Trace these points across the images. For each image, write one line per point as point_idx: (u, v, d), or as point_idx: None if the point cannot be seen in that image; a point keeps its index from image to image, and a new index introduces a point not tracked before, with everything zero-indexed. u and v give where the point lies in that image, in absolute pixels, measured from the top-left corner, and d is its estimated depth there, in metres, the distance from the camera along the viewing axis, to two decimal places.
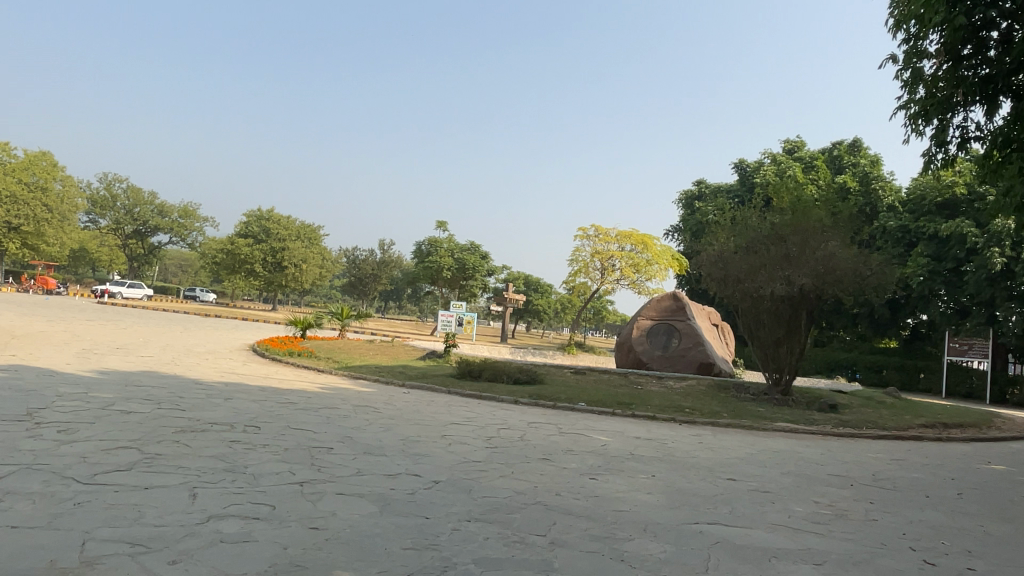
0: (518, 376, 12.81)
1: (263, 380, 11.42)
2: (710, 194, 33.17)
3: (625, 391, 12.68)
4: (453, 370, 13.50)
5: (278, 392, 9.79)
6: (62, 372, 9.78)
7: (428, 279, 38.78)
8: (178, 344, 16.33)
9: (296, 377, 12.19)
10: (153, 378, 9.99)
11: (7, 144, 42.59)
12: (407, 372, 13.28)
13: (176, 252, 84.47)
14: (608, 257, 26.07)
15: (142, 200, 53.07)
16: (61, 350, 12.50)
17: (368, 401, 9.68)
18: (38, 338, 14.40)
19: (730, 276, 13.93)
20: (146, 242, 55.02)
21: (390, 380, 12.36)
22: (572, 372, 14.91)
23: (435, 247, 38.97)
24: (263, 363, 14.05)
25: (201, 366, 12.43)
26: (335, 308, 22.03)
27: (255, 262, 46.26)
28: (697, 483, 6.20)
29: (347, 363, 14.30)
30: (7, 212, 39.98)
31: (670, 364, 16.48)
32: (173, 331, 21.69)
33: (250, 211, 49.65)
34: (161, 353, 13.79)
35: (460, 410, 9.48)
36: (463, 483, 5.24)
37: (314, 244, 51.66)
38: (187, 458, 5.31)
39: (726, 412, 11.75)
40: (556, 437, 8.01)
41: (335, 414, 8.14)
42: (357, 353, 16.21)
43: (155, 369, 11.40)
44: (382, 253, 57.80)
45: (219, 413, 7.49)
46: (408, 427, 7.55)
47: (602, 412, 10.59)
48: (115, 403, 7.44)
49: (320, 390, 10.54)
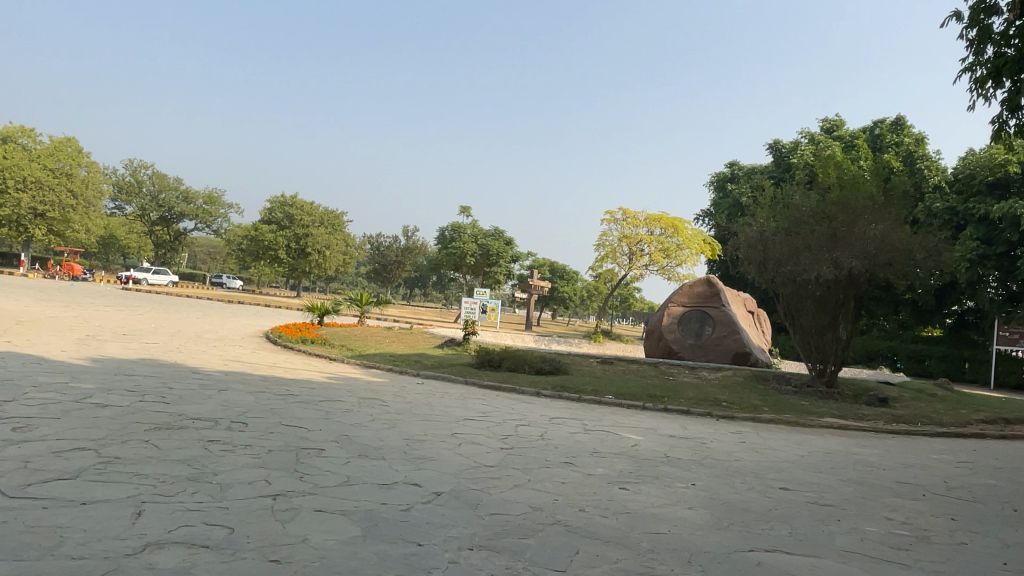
0: (541, 366, 11.96)
1: (268, 369, 10.72)
2: (744, 176, 31.97)
3: (656, 383, 11.76)
4: (472, 359, 12.71)
5: (280, 382, 9.06)
6: (52, 360, 9.14)
7: (451, 266, 38.07)
8: (189, 331, 15.76)
9: (304, 365, 11.48)
10: (148, 367, 9.31)
11: (32, 129, 42.81)
12: (423, 361, 12.52)
13: (204, 240, 85.05)
14: (638, 242, 25.02)
15: (168, 186, 53.05)
16: (63, 336, 11.96)
17: (376, 392, 8.91)
18: (43, 324, 13.90)
19: (770, 259, 13.00)
20: (171, 228, 55.14)
21: (404, 370, 11.60)
22: (599, 361, 14.01)
23: (459, 233, 38.24)
24: (273, 351, 13.39)
25: (205, 354, 11.78)
26: (353, 294, 21.37)
27: (278, 248, 45.97)
28: (745, 495, 5.30)
29: (361, 351, 13.57)
30: (33, 198, 40.13)
31: (703, 354, 15.53)
32: (190, 317, 21.23)
33: (274, 197, 49.35)
34: (168, 340, 13.18)
35: (476, 404, 8.66)
36: (470, 496, 4.41)
37: (338, 231, 51.26)
38: (147, 462, 4.54)
39: (767, 406, 10.80)
40: (581, 435, 7.16)
41: (336, 407, 7.39)
42: (373, 341, 15.50)
43: (156, 356, 10.77)
44: (406, 239, 57.26)
45: (207, 406, 6.76)
46: (415, 424, 6.75)
47: (632, 407, 9.71)
48: (92, 395, 6.74)
49: (327, 380, 9.81)
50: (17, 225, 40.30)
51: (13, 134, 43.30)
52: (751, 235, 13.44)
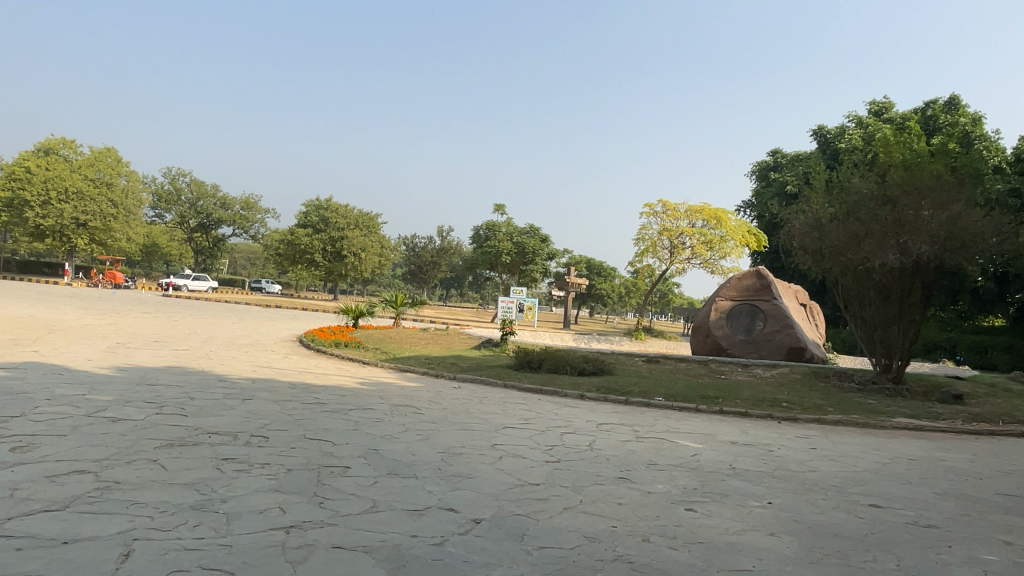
0: (583, 366, 11.30)
1: (299, 374, 10.26)
2: (787, 164, 30.83)
3: (707, 384, 11.02)
4: (511, 360, 12.10)
5: (309, 389, 8.57)
6: (75, 369, 8.79)
7: (487, 265, 37.56)
8: (222, 336, 15.46)
9: (337, 370, 11.00)
10: (173, 376, 8.90)
11: (73, 141, 43.72)
12: (460, 363, 11.96)
13: (244, 246, 86.30)
14: (679, 235, 24.14)
15: (206, 193, 53.66)
16: (92, 345, 11.69)
17: (411, 398, 8.36)
18: (76, 332, 13.71)
19: (828, 248, 12.12)
20: (210, 235, 55.80)
21: (439, 373, 11.04)
22: (644, 360, 13.27)
23: (493, 231, 37.74)
24: (305, 355, 12.98)
25: (235, 360, 11.40)
26: (388, 296, 20.96)
27: (314, 252, 46.09)
28: (834, 519, 4.56)
29: (395, 353, 13.08)
30: (75, 208, 40.89)
31: (754, 351, 14.68)
32: (226, 322, 21.06)
33: (309, 201, 49.51)
34: (199, 347, 12.84)
35: (517, 410, 8.03)
36: (514, 524, 3.79)
37: (373, 233, 51.20)
38: (149, 489, 4.01)
39: (832, 406, 9.96)
40: (633, 444, 6.48)
41: (366, 416, 6.84)
42: (408, 342, 15.02)
43: (184, 364, 10.41)
44: (441, 240, 56.96)
45: (228, 419, 6.25)
46: (452, 435, 6.16)
47: (685, 410, 8.99)
48: (107, 407, 6.28)
49: (359, 386, 9.28)
50: (61, 234, 41.06)
51: (55, 146, 44.24)
52: (806, 221, 12.59)
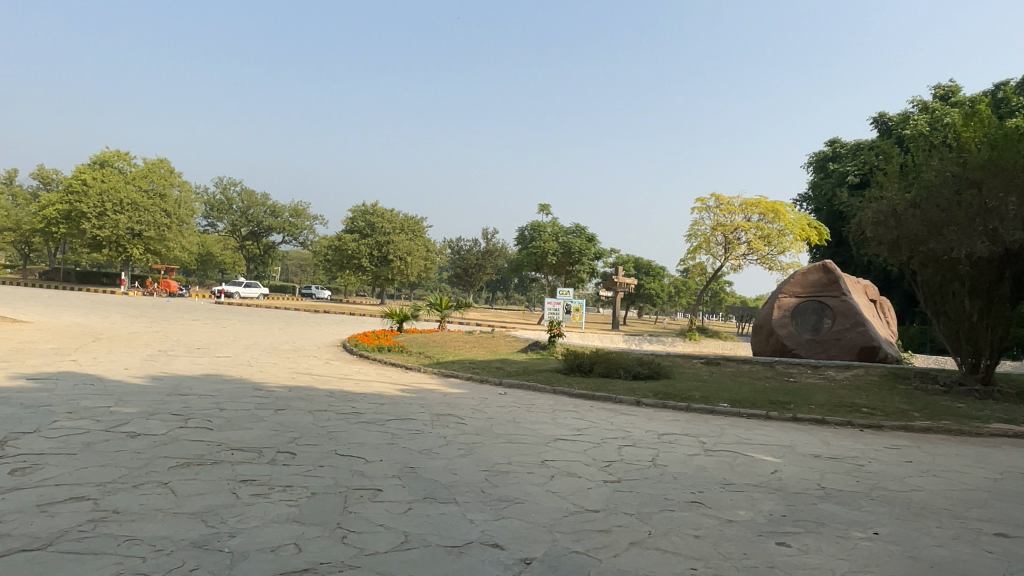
0: (638, 370, 10.54)
1: (338, 381, 9.79)
2: (846, 154, 29.38)
3: (775, 388, 10.14)
4: (561, 363, 11.41)
5: (347, 398, 8.05)
6: (108, 379, 8.47)
7: (533, 266, 36.93)
8: (265, 342, 15.17)
9: (377, 376, 10.49)
10: (207, 385, 8.50)
11: (128, 154, 44.85)
12: (507, 367, 11.33)
13: (296, 253, 87.74)
14: (735, 230, 23.09)
15: (256, 202, 54.45)
16: (132, 353, 11.45)
17: (455, 406, 7.76)
18: (120, 340, 13.56)
19: (906, 238, 11.12)
20: (261, 243, 56.57)
21: (485, 378, 10.43)
22: (703, 361, 12.44)
23: (539, 232, 37.13)
24: (347, 360, 12.54)
25: (275, 366, 11.01)
26: (433, 299, 20.51)
27: (361, 257, 46.24)
28: (957, 554, 3.77)
29: (439, 358, 12.51)
30: (130, 219, 41.86)
31: (823, 351, 13.71)
32: (272, 328, 20.93)
33: (355, 206, 49.73)
34: (239, 353, 12.52)
35: (569, 419, 7.35)
36: (571, 567, 3.13)
37: (419, 237, 51.08)
38: (149, 520, 3.49)
39: (918, 411, 8.99)
40: (703, 458, 5.74)
41: (404, 427, 6.26)
42: (453, 346, 14.47)
43: (222, 371, 10.04)
44: (487, 242, 56.55)
45: (256, 432, 5.75)
46: (500, 449, 5.53)
47: (755, 418, 8.17)
48: (130, 421, 5.84)
49: (401, 393, 8.74)
50: (117, 245, 42.06)
51: (111, 158, 45.45)
52: (880, 210, 11.55)
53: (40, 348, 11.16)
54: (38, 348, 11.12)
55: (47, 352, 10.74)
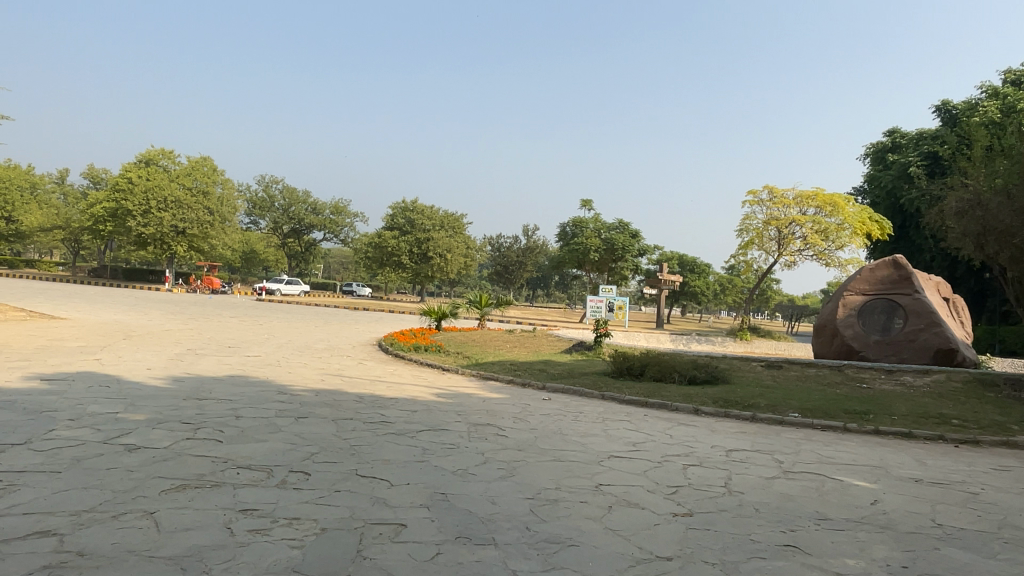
0: (694, 374, 9.64)
1: (369, 382, 9.14)
2: (908, 144, 27.73)
3: (849, 396, 9.15)
4: (608, 366, 10.55)
5: (376, 402, 7.38)
6: (126, 380, 7.96)
7: (574, 263, 36.05)
8: (299, 341, 14.65)
9: (411, 378, 9.81)
10: (229, 388, 7.92)
11: (172, 152, 45.41)
12: (550, 369, 10.53)
13: (338, 251, 88.60)
14: (790, 224, 21.87)
15: (298, 200, 54.68)
16: (160, 352, 11.00)
17: (494, 414, 7.00)
18: (152, 338, 13.19)
19: (996, 229, 9.97)
20: (303, 240, 56.82)
21: (527, 381, 9.66)
22: (764, 364, 11.45)
23: (580, 228, 36.26)
24: (381, 360, 11.90)
25: (305, 366, 10.43)
26: (473, 296, 19.82)
27: (401, 254, 45.97)
28: None
29: (478, 358, 11.78)
30: (173, 216, 42.34)
31: (893, 353, 12.61)
32: (309, 325, 20.54)
33: (395, 203, 49.45)
34: (270, 352, 11.99)
35: (622, 431, 6.53)
36: None
37: (459, 234, 50.58)
38: (119, 568, 2.83)
39: (1017, 424, 7.92)
40: (786, 485, 4.87)
41: (437, 441, 5.52)
42: (493, 346, 13.72)
43: (249, 372, 9.49)
44: (527, 239, 55.82)
45: (270, 445, 5.07)
46: (547, 471, 4.76)
47: (831, 433, 7.24)
48: (134, 431, 5.24)
49: (435, 398, 8.01)
50: (161, 242, 42.60)
51: (156, 156, 46.12)
52: (966, 198, 10.48)
53: (66, 346, 10.79)
54: (64, 346, 10.74)
55: (72, 350, 10.35)
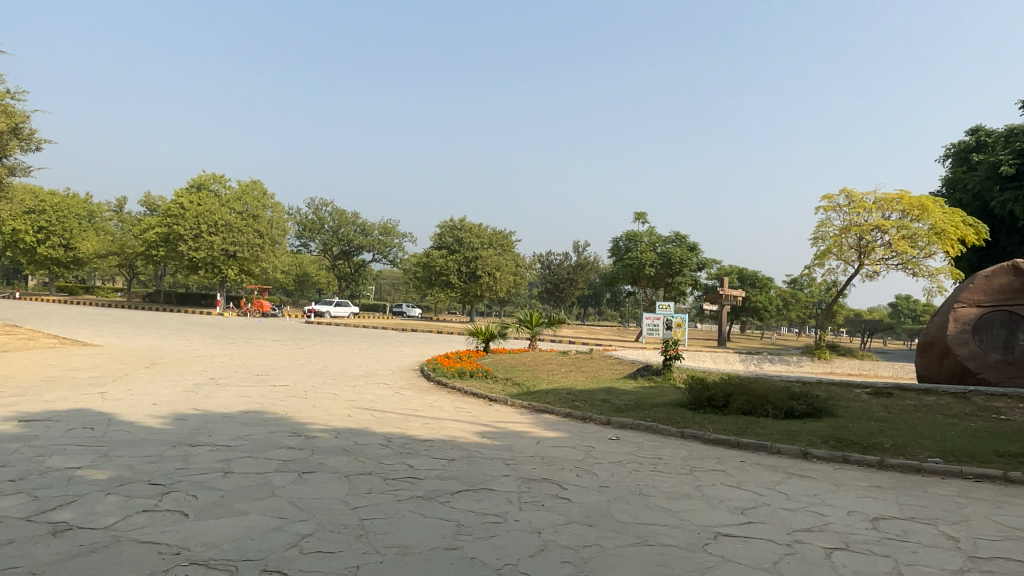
0: (792, 406, 8.01)
1: (403, 417, 7.75)
2: (997, 141, 25.34)
3: (991, 432, 7.35)
4: (684, 394, 8.97)
5: (406, 446, 5.97)
6: (120, 420, 6.76)
7: (629, 279, 34.37)
8: (335, 366, 13.42)
9: (452, 411, 8.38)
10: (236, 428, 6.63)
11: (223, 177, 45.70)
12: (615, 399, 8.97)
13: (389, 272, 89.02)
14: (873, 230, 19.88)
15: (346, 221, 54.52)
16: (177, 382, 9.87)
17: (554, 464, 5.50)
18: (177, 366, 12.11)
19: None
20: (352, 261, 56.53)
21: (588, 414, 8.14)
22: (867, 390, 9.67)
23: (635, 242, 34.58)
24: (420, 389, 10.55)
25: (334, 397, 9.12)
26: (523, 315, 18.41)
27: (450, 273, 44.97)
28: None
29: (530, 385, 10.30)
30: (224, 240, 42.44)
31: (1019, 375, 10.65)
32: (352, 348, 19.46)
33: (443, 222, 48.56)
34: (299, 381, 10.77)
35: (723, 489, 4.97)
36: None
37: (508, 252, 49.38)
38: None
39: None
40: None
41: (480, 510, 4.09)
42: (545, 370, 12.23)
43: (267, 405, 8.22)
44: (578, 255, 54.36)
45: (249, 522, 3.72)
46: (635, 566, 3.27)
47: (991, 489, 5.55)
48: (79, 500, 3.95)
49: (480, 439, 6.55)
50: (212, 266, 42.71)
51: (207, 181, 46.58)
52: None
53: (76, 377, 9.75)
54: (73, 378, 9.70)
55: (80, 382, 9.29)
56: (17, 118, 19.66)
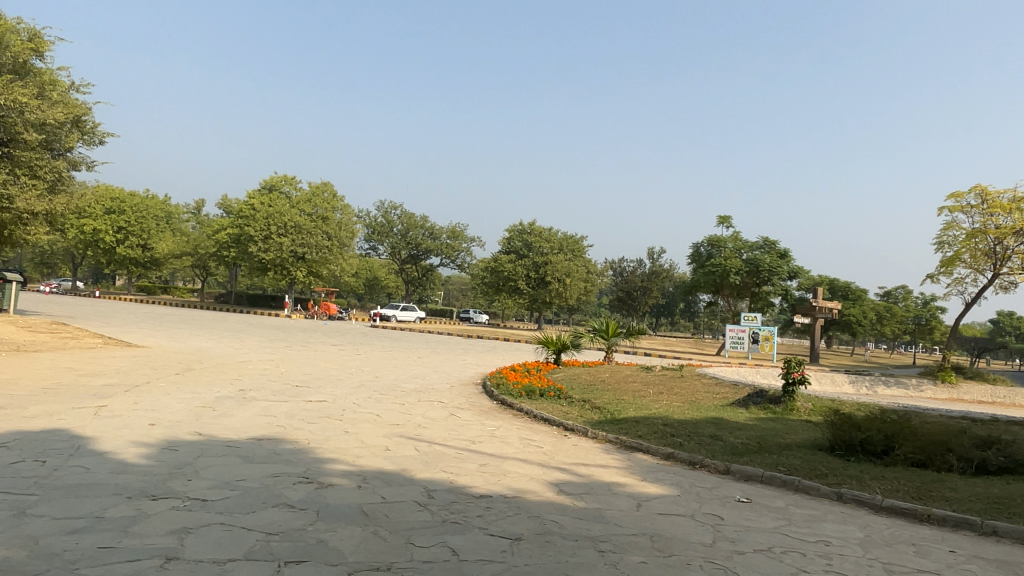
0: (984, 460, 5.86)
1: (455, 453, 5.91)
2: None
3: None
4: (822, 434, 6.86)
5: (453, 509, 4.14)
6: (90, 449, 5.18)
7: (711, 288, 31.77)
8: (388, 378, 11.78)
9: (519, 445, 6.51)
10: (231, 466, 4.94)
11: (295, 178, 45.49)
12: (729, 436, 6.91)
13: (457, 278, 88.30)
14: (1013, 235, 16.91)
15: (415, 224, 53.67)
16: (197, 394, 8.36)
17: (673, 555, 3.56)
18: (210, 373, 10.71)
19: None
20: (420, 266, 55.58)
21: (697, 458, 6.14)
22: None
23: (718, 248, 31.99)
24: (481, 411, 8.75)
25: (376, 420, 7.39)
26: (599, 324, 16.40)
27: (518, 279, 43.27)
28: None
29: (615, 411, 8.31)
30: (293, 242, 42.10)
31: None
32: (412, 356, 17.95)
33: (512, 226, 46.81)
34: (340, 396, 9.14)
35: None
36: None
37: (579, 257, 47.28)
38: None
39: None
40: None
41: None
42: (631, 390, 10.21)
43: (290, 429, 6.56)
44: (652, 263, 51.77)
45: None
46: None
47: None
48: None
49: (557, 497, 4.65)
50: (281, 268, 42.46)
51: (279, 183, 46.57)
52: None
53: (85, 385, 8.40)
54: (82, 385, 8.36)
55: (86, 392, 7.92)
56: (80, 108, 19.10)
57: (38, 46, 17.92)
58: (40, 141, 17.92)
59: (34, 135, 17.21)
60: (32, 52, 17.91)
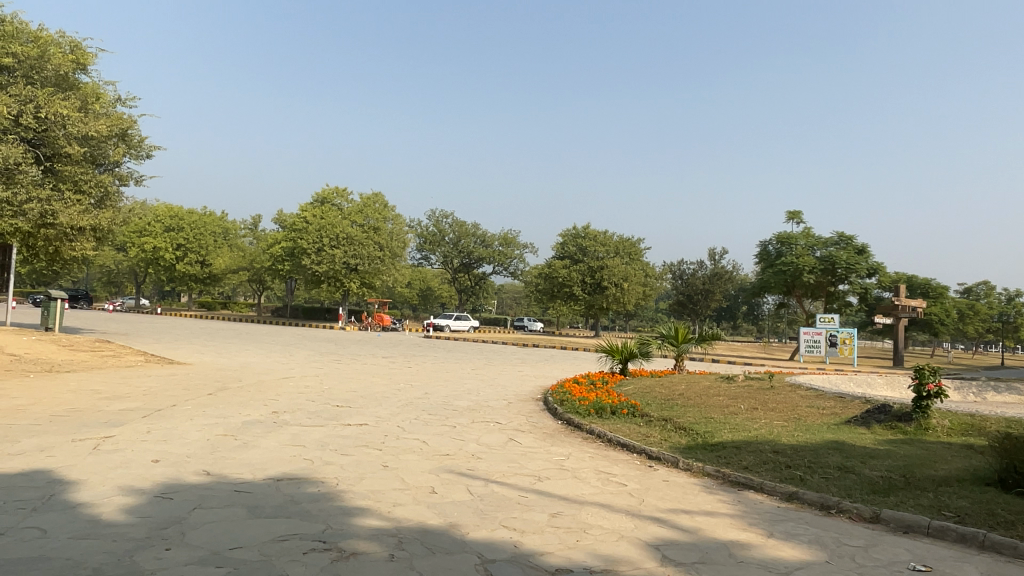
0: None
1: (519, 498, 4.65)
2: None
3: None
4: (986, 463, 5.36)
5: None
6: (60, 501, 4.11)
7: (782, 288, 29.74)
8: (439, 395, 10.65)
9: (596, 483, 5.20)
10: (229, 525, 3.78)
11: (345, 190, 45.25)
12: (862, 467, 5.48)
13: (510, 286, 87.30)
14: None
15: (467, 233, 52.86)
16: (222, 420, 7.35)
17: None
18: (246, 394, 9.76)
19: None
20: (473, 274, 54.77)
21: (831, 499, 4.75)
22: None
23: (788, 245, 29.96)
24: (545, 434, 7.49)
25: (421, 450, 6.20)
26: (667, 330, 14.93)
27: (573, 284, 41.91)
28: None
29: (705, 433, 6.95)
30: (345, 253, 41.79)
31: None
32: (465, 368, 16.81)
33: (566, 230, 45.43)
34: (384, 418, 8.02)
35: None
36: None
37: (637, 260, 45.57)
38: None
39: None
40: None
41: None
42: (715, 406, 8.81)
43: (317, 465, 5.41)
44: (713, 264, 49.59)
45: None
46: None
47: None
48: None
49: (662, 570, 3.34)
50: (334, 280, 42.21)
51: (331, 196, 46.47)
52: None
53: (102, 410, 7.47)
54: (98, 411, 7.44)
55: (99, 419, 6.98)
56: (124, 121, 18.75)
57: (81, 59, 17.64)
58: (84, 155, 17.55)
59: (77, 149, 16.80)
60: (76, 65, 17.63)
